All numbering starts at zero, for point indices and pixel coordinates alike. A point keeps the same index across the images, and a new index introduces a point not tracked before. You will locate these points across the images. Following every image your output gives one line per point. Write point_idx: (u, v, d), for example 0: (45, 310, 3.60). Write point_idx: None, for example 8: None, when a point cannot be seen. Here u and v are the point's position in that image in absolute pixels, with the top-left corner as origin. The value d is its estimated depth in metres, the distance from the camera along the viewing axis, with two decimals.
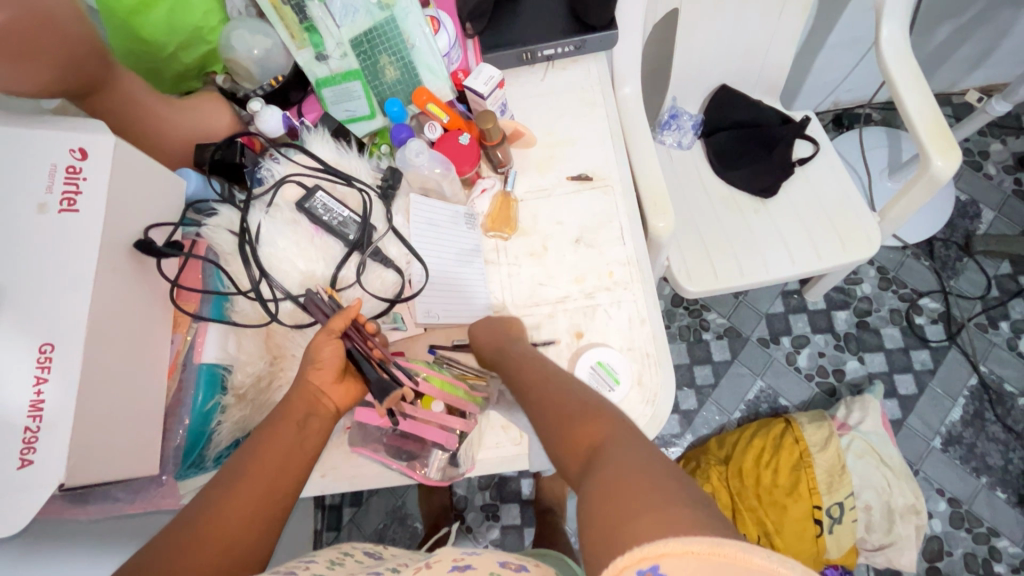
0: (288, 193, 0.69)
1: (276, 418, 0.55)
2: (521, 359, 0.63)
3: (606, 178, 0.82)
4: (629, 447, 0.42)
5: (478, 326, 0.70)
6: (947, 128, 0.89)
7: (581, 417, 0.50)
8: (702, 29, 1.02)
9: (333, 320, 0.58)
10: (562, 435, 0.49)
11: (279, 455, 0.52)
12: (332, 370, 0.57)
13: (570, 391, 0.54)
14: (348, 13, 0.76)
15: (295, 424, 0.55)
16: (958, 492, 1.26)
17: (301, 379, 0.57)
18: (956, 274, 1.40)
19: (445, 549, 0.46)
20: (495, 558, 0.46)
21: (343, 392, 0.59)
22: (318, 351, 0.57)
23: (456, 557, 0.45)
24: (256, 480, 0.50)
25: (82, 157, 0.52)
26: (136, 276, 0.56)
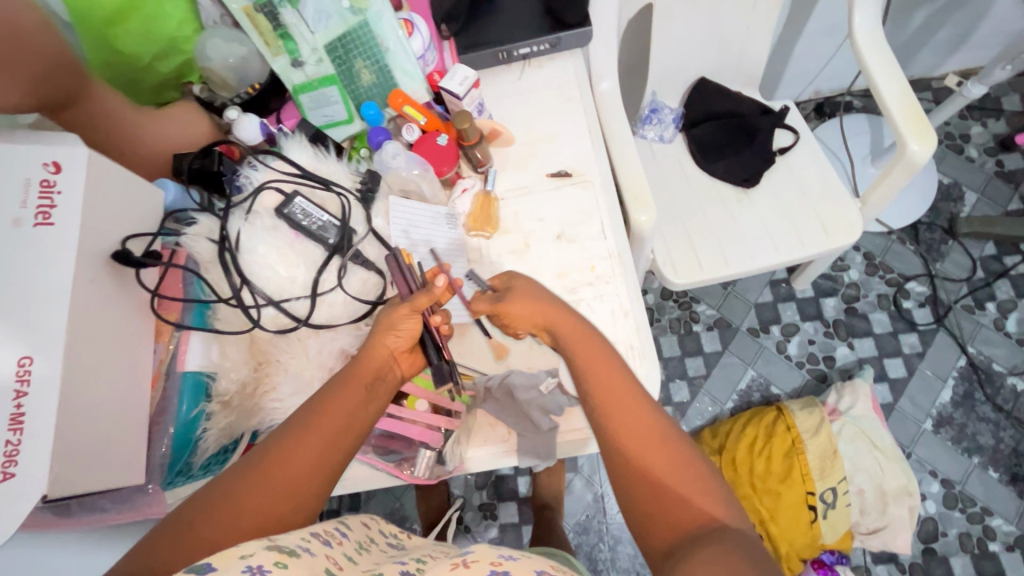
0: (268, 200, 0.69)
1: (346, 375, 0.57)
2: (580, 346, 0.60)
3: (585, 173, 0.83)
4: (721, 533, 0.49)
5: (518, 290, 0.63)
6: (922, 112, 0.90)
7: (667, 469, 0.54)
8: (678, 24, 1.03)
9: (421, 296, 0.60)
10: (641, 486, 0.55)
11: (344, 416, 0.54)
12: (407, 340, 0.60)
13: (656, 423, 0.57)
14: (322, 19, 0.76)
15: (365, 386, 0.57)
16: (950, 473, 1.27)
17: (374, 343, 0.59)
18: (941, 256, 1.41)
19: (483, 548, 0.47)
20: (534, 567, 0.46)
21: (410, 359, 0.63)
22: (397, 323, 0.59)
23: (496, 561, 0.45)
24: (316, 439, 0.52)
25: (56, 170, 0.52)
26: (114, 286, 0.56)
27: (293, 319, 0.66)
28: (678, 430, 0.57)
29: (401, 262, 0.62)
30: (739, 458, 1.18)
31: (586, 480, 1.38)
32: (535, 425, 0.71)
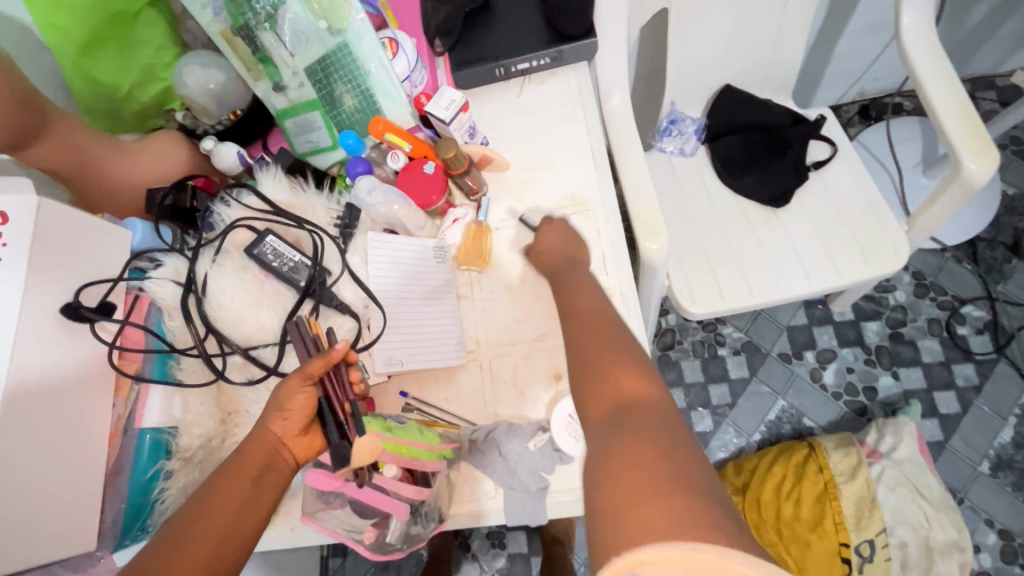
0: (238, 238, 0.65)
1: (231, 468, 0.54)
2: (577, 285, 0.65)
3: (587, 201, 0.76)
4: (656, 412, 0.44)
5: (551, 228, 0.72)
6: (983, 127, 0.78)
7: (615, 374, 0.49)
8: (699, 28, 0.93)
9: (311, 363, 0.56)
10: (589, 380, 0.51)
11: (230, 515, 0.52)
12: (298, 420, 0.57)
13: (621, 338, 0.55)
14: (300, 41, 0.69)
15: (252, 479, 0.54)
16: (1010, 524, 1.13)
17: (262, 426, 0.56)
18: (1003, 277, 1.26)
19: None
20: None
21: (305, 443, 0.58)
22: (289, 397, 0.56)
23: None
24: (200, 544, 0.49)
25: (2, 222, 0.49)
26: (65, 343, 0.52)
27: (262, 369, 0.62)
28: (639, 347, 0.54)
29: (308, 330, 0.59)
30: (764, 500, 1.09)
31: None
32: (524, 484, 0.65)
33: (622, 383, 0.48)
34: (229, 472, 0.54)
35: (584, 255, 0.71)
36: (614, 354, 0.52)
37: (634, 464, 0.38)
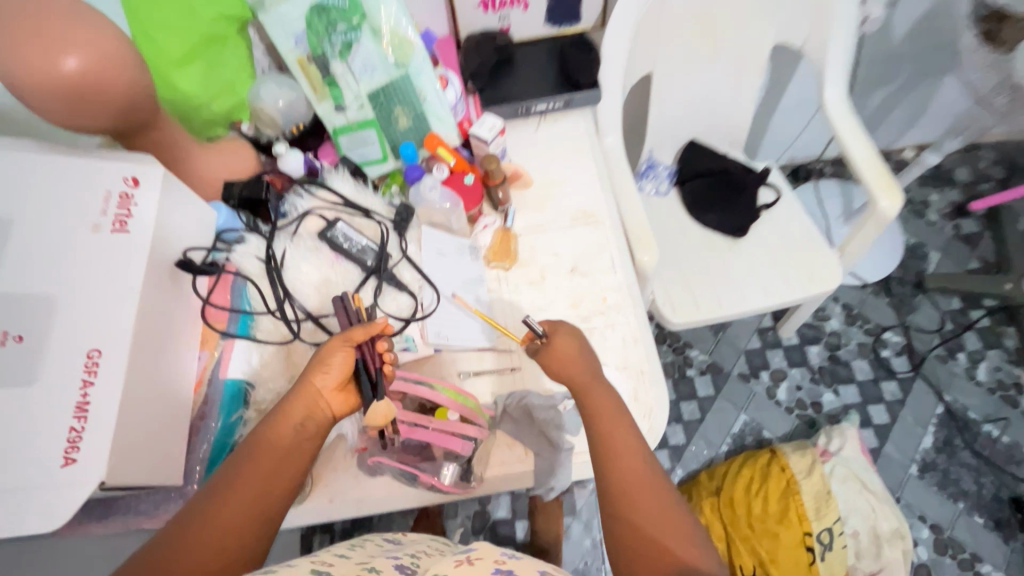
0: (311, 225, 0.75)
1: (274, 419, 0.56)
2: (602, 407, 0.65)
3: (596, 215, 0.91)
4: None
5: (564, 335, 0.69)
6: (890, 174, 1.02)
7: (656, 523, 0.58)
8: (672, 92, 1.15)
9: (355, 330, 0.61)
10: (630, 526, 0.58)
11: (272, 465, 0.54)
12: (337, 375, 0.59)
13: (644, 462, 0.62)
14: (367, 70, 0.83)
15: (293, 427, 0.56)
16: (939, 519, 1.31)
17: (304, 380, 0.58)
18: (913, 309, 1.51)
19: (484, 548, 0.50)
20: (536, 566, 0.49)
21: (343, 398, 0.60)
22: (332, 354, 0.60)
23: (497, 561, 0.48)
24: (246, 492, 0.52)
25: (135, 184, 0.59)
26: (173, 292, 0.60)
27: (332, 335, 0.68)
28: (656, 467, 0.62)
29: (348, 304, 0.66)
30: (736, 498, 1.21)
31: (586, 525, 1.38)
32: (552, 446, 0.74)
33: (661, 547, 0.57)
34: (272, 423, 0.56)
35: (595, 260, 0.87)
36: (647, 487, 0.60)
37: None
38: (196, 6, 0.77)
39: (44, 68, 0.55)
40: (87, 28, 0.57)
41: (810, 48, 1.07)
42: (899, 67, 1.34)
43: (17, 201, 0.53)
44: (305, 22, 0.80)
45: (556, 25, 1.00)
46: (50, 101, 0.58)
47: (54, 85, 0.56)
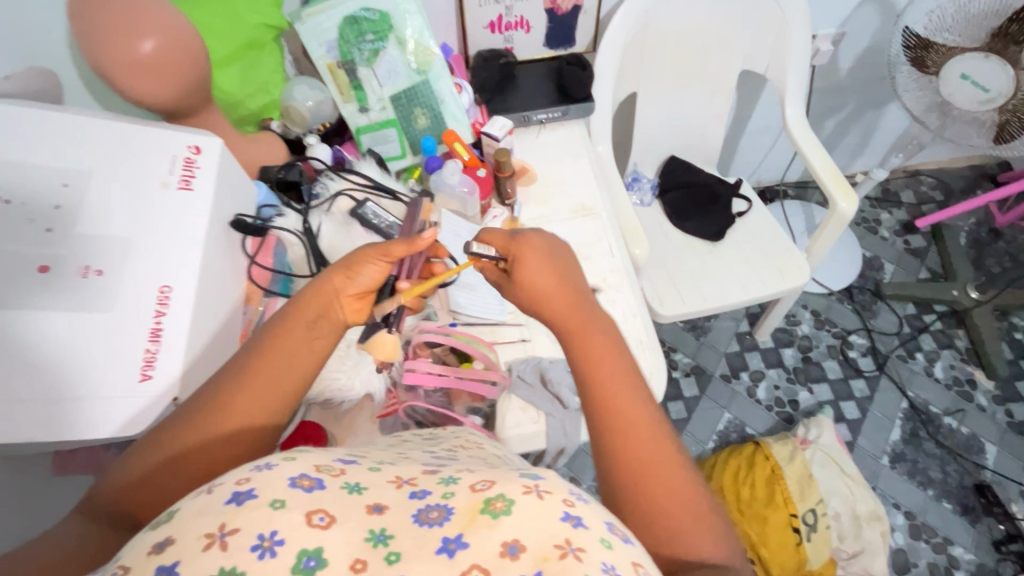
0: (342, 204, 0.83)
1: (290, 314, 0.56)
2: (595, 345, 0.56)
3: (594, 208, 1.01)
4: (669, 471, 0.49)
5: (528, 254, 0.60)
6: (844, 179, 1.16)
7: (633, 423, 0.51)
8: (653, 111, 1.29)
9: (397, 246, 0.60)
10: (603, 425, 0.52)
11: (283, 359, 0.53)
12: (360, 283, 0.59)
13: (638, 409, 0.52)
14: (390, 76, 0.94)
15: (306, 325, 0.55)
16: (912, 505, 1.39)
17: (323, 280, 0.58)
18: (874, 314, 1.65)
19: (556, 479, 0.41)
20: (606, 516, 0.41)
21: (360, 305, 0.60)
22: (365, 262, 0.59)
23: (568, 501, 0.39)
24: (258, 383, 0.51)
25: (196, 152, 0.66)
26: (227, 249, 0.66)
27: None
28: (661, 425, 0.52)
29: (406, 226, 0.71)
30: (726, 486, 1.27)
31: None
32: (563, 408, 0.79)
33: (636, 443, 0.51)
34: (288, 318, 0.55)
35: (595, 246, 0.97)
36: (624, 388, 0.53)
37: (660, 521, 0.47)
38: (241, 13, 0.84)
39: (123, 50, 0.63)
40: (158, 16, 0.65)
41: (771, 73, 1.23)
42: (846, 98, 1.53)
43: (98, 159, 0.60)
44: (337, 32, 0.90)
45: (552, 47, 1.14)
46: (124, 80, 0.65)
47: (130, 65, 0.64)
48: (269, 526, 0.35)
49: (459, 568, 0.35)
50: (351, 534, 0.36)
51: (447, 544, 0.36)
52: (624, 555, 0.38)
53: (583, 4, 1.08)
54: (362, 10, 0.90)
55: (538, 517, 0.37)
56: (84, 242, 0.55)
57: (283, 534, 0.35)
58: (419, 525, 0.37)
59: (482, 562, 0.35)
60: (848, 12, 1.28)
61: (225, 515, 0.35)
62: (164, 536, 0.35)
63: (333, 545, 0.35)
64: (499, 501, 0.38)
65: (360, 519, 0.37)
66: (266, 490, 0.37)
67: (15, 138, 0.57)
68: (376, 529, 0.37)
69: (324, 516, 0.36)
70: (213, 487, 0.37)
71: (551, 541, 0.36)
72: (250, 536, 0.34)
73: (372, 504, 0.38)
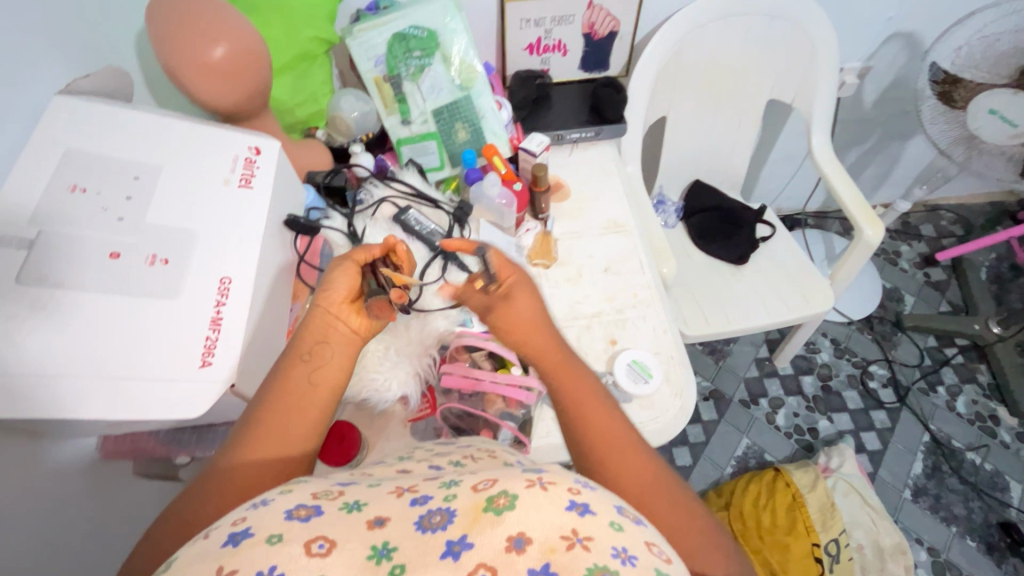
0: (385, 210, 0.88)
1: (290, 353, 0.59)
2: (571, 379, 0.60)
3: (625, 225, 1.03)
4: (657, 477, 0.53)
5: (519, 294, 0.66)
6: (870, 207, 1.18)
7: (610, 443, 0.55)
8: (681, 136, 1.33)
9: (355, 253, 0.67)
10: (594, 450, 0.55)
11: (294, 396, 0.56)
12: (339, 290, 0.63)
13: (617, 429, 0.56)
14: (434, 91, 0.98)
15: (304, 356, 0.58)
16: (935, 541, 1.36)
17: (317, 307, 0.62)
18: (894, 344, 1.65)
19: (558, 471, 0.44)
20: (611, 502, 0.43)
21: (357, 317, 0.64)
22: (334, 273, 0.64)
23: (572, 489, 0.41)
24: (268, 423, 0.53)
25: (256, 152, 0.68)
26: (280, 245, 0.68)
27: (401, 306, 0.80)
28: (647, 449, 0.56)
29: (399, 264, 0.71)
30: (745, 512, 1.25)
31: None
32: None
33: (622, 457, 0.54)
34: (290, 357, 0.59)
35: (626, 261, 0.98)
36: (595, 407, 0.57)
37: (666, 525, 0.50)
38: (298, 28, 0.88)
39: (196, 53, 0.66)
40: (228, 23, 0.68)
41: (799, 102, 1.26)
42: (869, 130, 1.55)
43: (167, 155, 0.63)
44: (385, 48, 0.94)
45: (586, 70, 1.18)
46: (193, 82, 0.68)
47: (201, 68, 0.67)
48: (268, 563, 0.36)
49: (465, 569, 0.36)
50: (356, 552, 0.38)
51: (451, 547, 0.37)
52: (634, 534, 0.40)
53: (619, 30, 1.12)
54: (411, 27, 0.94)
55: (542, 508, 0.39)
56: (151, 233, 0.57)
57: (281, 568, 0.36)
58: (421, 532, 0.39)
59: (487, 560, 0.36)
60: (876, 47, 1.31)
61: (222, 559, 0.37)
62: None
63: (335, 566, 0.36)
64: (501, 498, 0.40)
65: (361, 537, 0.39)
66: (262, 527, 0.39)
67: (93, 132, 0.61)
68: (379, 545, 0.38)
69: (322, 544, 0.38)
70: (208, 532, 0.40)
71: (558, 532, 0.38)
72: (249, 573, 0.36)
73: (372, 518, 0.41)
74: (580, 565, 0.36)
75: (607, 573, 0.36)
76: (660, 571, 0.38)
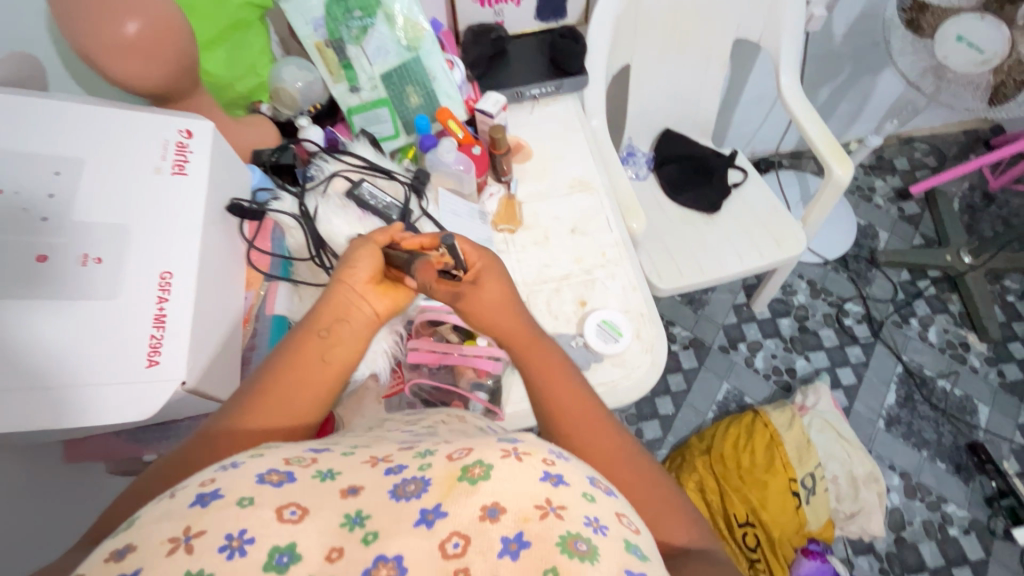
0: (337, 186, 0.83)
1: (304, 327, 0.58)
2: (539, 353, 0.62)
3: (591, 183, 1.00)
4: (629, 449, 0.55)
5: (490, 276, 0.65)
6: (839, 146, 1.16)
7: (583, 417, 0.56)
8: (646, 84, 1.28)
9: (377, 233, 0.66)
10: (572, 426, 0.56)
11: (302, 372, 0.55)
12: (365, 269, 0.62)
13: (588, 404, 0.58)
14: (380, 54, 0.93)
15: (321, 332, 0.58)
16: (907, 466, 1.43)
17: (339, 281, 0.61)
18: (869, 281, 1.67)
19: (533, 441, 0.43)
20: (585, 473, 0.42)
21: (381, 297, 0.63)
22: (359, 251, 0.63)
23: (547, 460, 0.41)
24: (272, 401, 0.52)
25: (188, 136, 0.65)
26: (224, 233, 0.66)
27: None
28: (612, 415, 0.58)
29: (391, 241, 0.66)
30: (726, 455, 1.29)
31: None
32: None
33: (592, 431, 0.56)
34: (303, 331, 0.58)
35: (594, 220, 0.96)
36: (566, 384, 0.59)
37: (641, 495, 0.52)
38: None
39: (107, 32, 0.61)
40: None
41: (766, 41, 1.21)
42: (841, 64, 1.51)
43: (90, 145, 0.59)
44: (324, 10, 0.88)
45: (542, 20, 1.12)
46: (110, 63, 0.63)
47: (116, 47, 0.62)
48: (237, 526, 0.36)
49: (439, 537, 0.36)
50: (328, 519, 0.37)
51: (425, 515, 0.37)
52: (607, 505, 0.40)
53: None
54: None
55: (517, 478, 0.39)
56: (79, 231, 0.55)
57: (251, 533, 0.35)
58: (396, 500, 0.38)
59: (462, 528, 0.36)
60: None
61: (190, 518, 0.36)
62: (123, 544, 0.35)
63: (307, 536, 0.36)
64: (476, 468, 0.39)
65: (334, 506, 0.38)
66: (234, 489, 0.38)
67: (4, 127, 0.56)
68: (352, 513, 0.38)
69: (295, 511, 0.37)
70: (175, 492, 0.38)
71: (531, 502, 0.37)
72: (218, 535, 0.35)
73: (347, 487, 0.40)
74: (553, 535, 0.36)
75: (579, 540, 0.36)
76: (629, 542, 0.38)
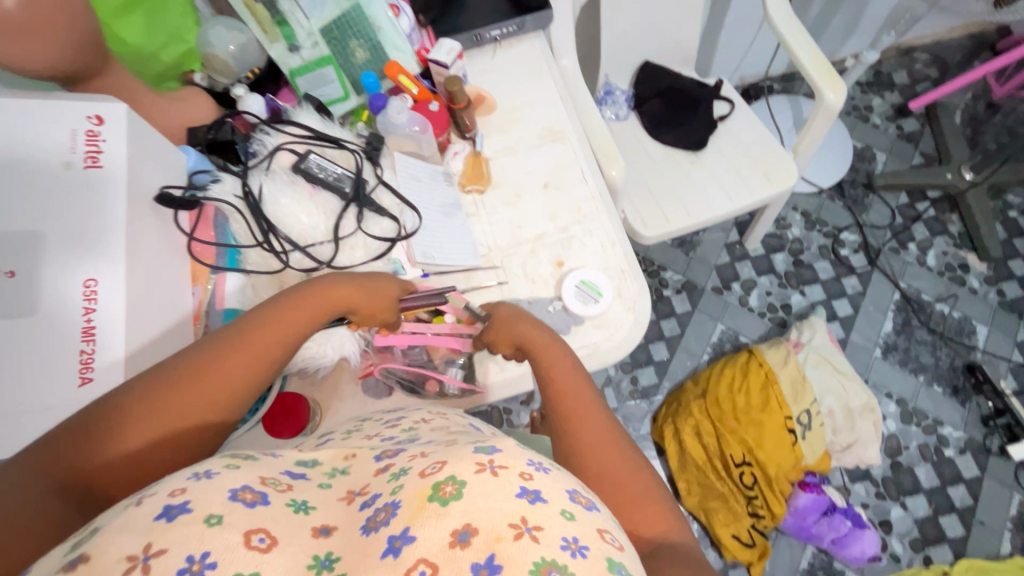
0: (283, 160, 0.77)
1: (285, 303, 0.57)
2: (543, 344, 0.62)
3: (563, 131, 0.92)
4: (614, 443, 0.54)
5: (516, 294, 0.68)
6: (831, 67, 1.07)
7: (576, 410, 0.57)
8: (620, 13, 1.17)
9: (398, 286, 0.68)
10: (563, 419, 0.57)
11: (266, 349, 0.54)
12: (368, 293, 0.64)
13: (587, 398, 0.58)
14: (317, 5, 0.85)
15: (302, 322, 0.58)
16: (903, 393, 1.43)
17: (336, 279, 0.62)
18: (866, 208, 1.60)
19: (513, 450, 0.40)
20: (567, 485, 0.40)
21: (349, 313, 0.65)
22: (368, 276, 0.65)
23: (524, 474, 0.38)
24: (230, 370, 0.51)
25: (99, 123, 0.57)
26: (153, 227, 0.61)
27: (318, 262, 0.73)
28: (608, 412, 0.58)
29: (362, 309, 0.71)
30: (721, 397, 1.28)
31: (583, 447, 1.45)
32: None
33: (581, 422, 0.56)
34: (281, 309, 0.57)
35: (567, 173, 0.89)
36: (568, 377, 0.60)
37: (618, 490, 0.50)
38: None
39: None
40: None
41: None
42: None
43: None
44: None
45: None
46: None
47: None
48: (201, 548, 0.33)
49: (404, 566, 0.33)
50: (296, 558, 0.35)
51: (392, 543, 0.34)
52: (588, 521, 0.37)
53: None
54: None
55: (491, 495, 0.36)
56: None
57: (214, 556, 0.32)
58: (366, 535, 0.36)
59: (429, 555, 0.33)
60: None
61: (152, 534, 0.33)
62: (80, 553, 0.32)
63: (273, 567, 0.33)
64: (448, 485, 0.36)
65: (305, 543, 0.36)
66: (202, 503, 0.35)
67: None
68: (321, 555, 0.36)
69: (264, 538, 0.35)
70: (143, 499, 0.35)
71: (506, 520, 0.35)
72: (179, 557, 0.32)
73: (319, 526, 0.38)
74: (526, 560, 0.33)
75: (554, 569, 0.33)
76: (613, 561, 0.36)
